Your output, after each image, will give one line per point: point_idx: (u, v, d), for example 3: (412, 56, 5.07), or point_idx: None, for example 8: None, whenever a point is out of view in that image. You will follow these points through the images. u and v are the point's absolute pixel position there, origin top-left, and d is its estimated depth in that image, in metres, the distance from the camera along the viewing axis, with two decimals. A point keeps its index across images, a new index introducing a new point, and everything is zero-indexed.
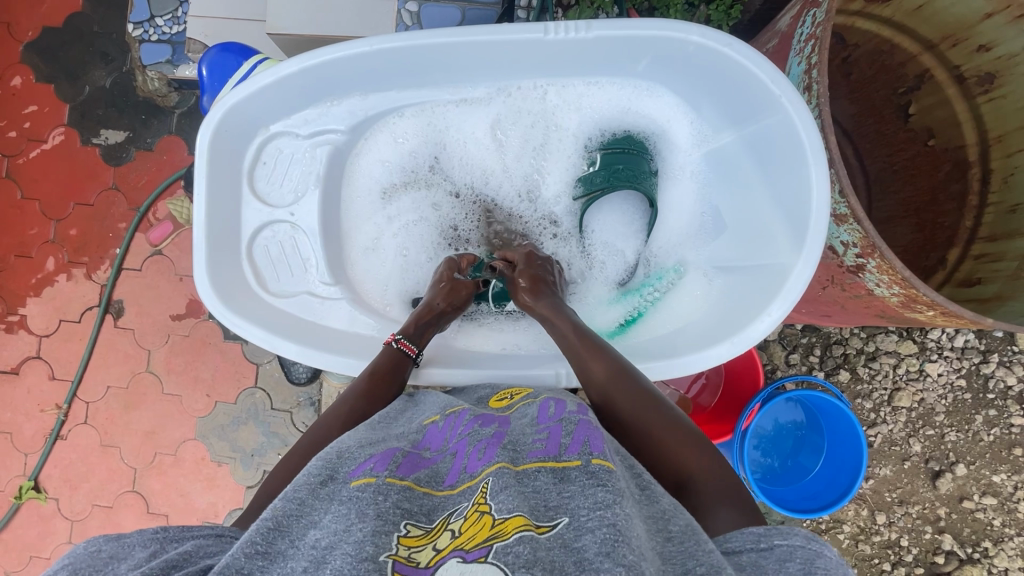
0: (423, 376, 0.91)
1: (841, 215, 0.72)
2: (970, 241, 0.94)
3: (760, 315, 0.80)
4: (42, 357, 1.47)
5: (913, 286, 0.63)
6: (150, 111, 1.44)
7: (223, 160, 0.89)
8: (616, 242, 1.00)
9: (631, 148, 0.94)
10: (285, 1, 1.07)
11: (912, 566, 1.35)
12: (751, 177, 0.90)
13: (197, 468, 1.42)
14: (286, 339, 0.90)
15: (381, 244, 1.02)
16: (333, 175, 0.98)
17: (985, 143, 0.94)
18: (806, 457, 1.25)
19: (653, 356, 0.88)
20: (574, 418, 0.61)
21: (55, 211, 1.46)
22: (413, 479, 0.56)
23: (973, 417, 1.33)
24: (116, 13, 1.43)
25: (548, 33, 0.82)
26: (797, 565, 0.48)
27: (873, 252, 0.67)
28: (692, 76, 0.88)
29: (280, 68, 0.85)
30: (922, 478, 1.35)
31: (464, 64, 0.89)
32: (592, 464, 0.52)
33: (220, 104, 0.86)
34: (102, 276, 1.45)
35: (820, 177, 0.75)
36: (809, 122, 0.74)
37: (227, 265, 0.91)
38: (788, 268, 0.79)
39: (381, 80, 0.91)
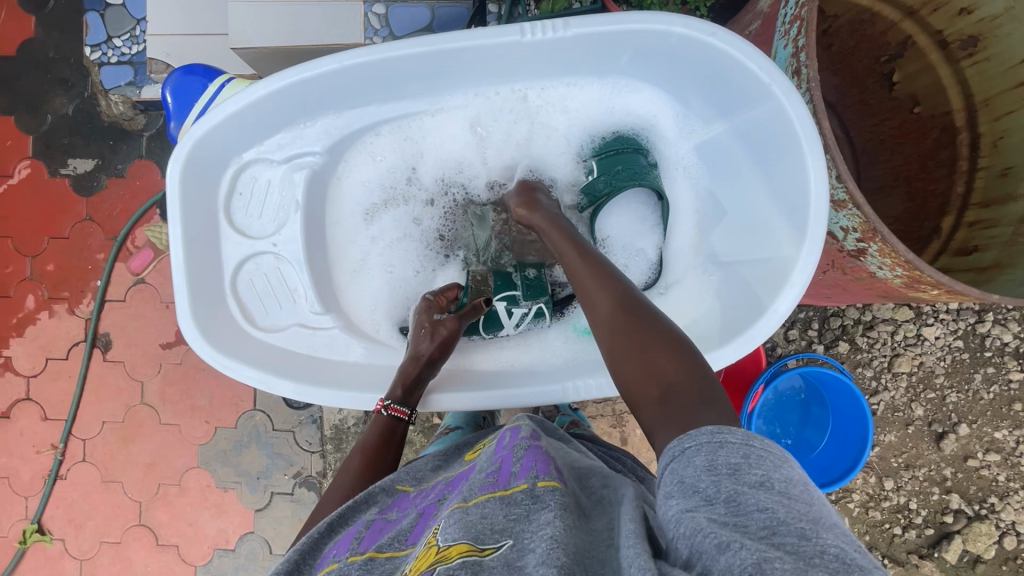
0: (433, 404, 0.90)
1: (840, 201, 0.71)
2: (962, 208, 0.93)
3: (766, 311, 0.79)
4: (32, 398, 1.43)
5: (917, 269, 0.62)
6: (117, 136, 1.39)
7: (196, 194, 0.86)
8: (633, 242, 0.96)
9: (627, 146, 0.92)
10: (245, 14, 1.03)
11: (922, 527, 1.37)
12: (745, 167, 0.89)
13: (203, 495, 1.40)
14: (281, 377, 0.88)
15: (371, 265, 1.00)
16: (314, 198, 0.95)
17: (971, 108, 0.93)
18: (811, 432, 1.26)
19: None
20: (525, 442, 0.62)
21: (29, 247, 1.42)
22: (374, 548, 0.56)
23: (972, 376, 1.35)
24: (70, 36, 1.37)
25: (525, 35, 0.79)
26: (703, 461, 0.45)
27: (874, 237, 0.66)
28: (676, 69, 0.86)
29: (248, 92, 0.81)
30: (927, 441, 1.36)
31: (439, 72, 0.86)
32: (538, 486, 0.53)
33: (187, 136, 0.83)
34: (85, 310, 1.41)
35: (815, 164, 0.73)
36: (802, 109, 0.72)
37: (211, 304, 0.89)
38: (789, 261, 0.78)
39: (356, 96, 0.88)
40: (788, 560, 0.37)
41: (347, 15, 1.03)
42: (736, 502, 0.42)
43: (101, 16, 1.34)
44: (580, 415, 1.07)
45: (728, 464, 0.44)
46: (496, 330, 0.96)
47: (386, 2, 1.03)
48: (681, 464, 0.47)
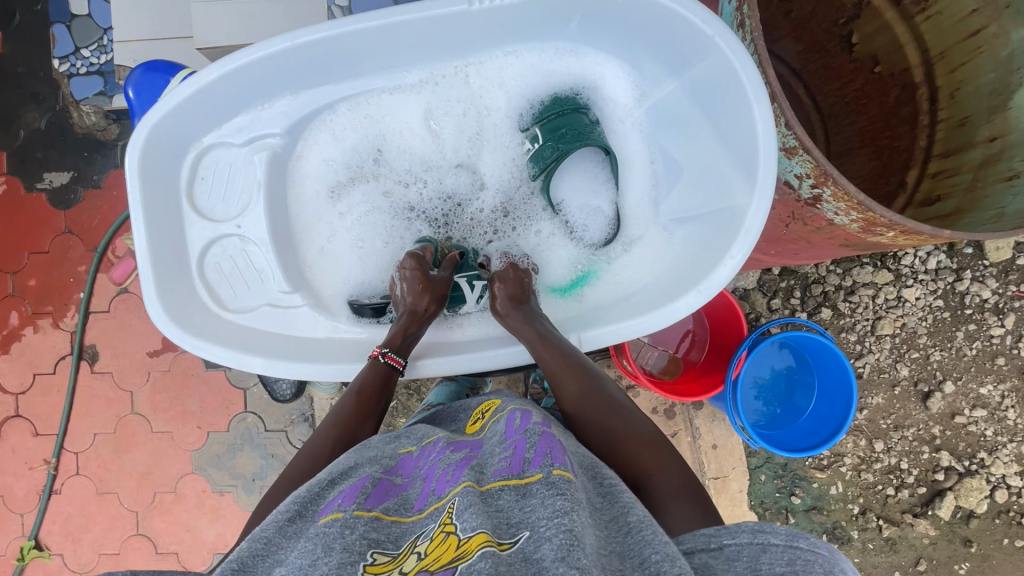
0: (418, 369, 0.91)
1: (790, 148, 0.71)
2: (926, 160, 0.94)
3: (722, 260, 0.80)
4: (22, 415, 1.43)
5: (870, 209, 0.64)
6: (91, 147, 1.38)
7: (157, 180, 0.87)
8: (589, 201, 0.98)
9: (566, 106, 0.93)
10: (207, 13, 1.03)
11: (914, 487, 1.38)
12: (697, 122, 0.90)
13: (200, 501, 1.39)
14: (251, 353, 0.89)
15: (336, 243, 1.00)
16: (277, 180, 0.96)
17: (928, 63, 0.94)
18: (799, 397, 1.27)
19: (630, 315, 0.89)
20: (538, 430, 0.62)
21: (10, 264, 1.42)
22: (381, 509, 0.57)
23: (954, 334, 1.36)
24: (37, 49, 1.37)
25: (472, 3, 0.80)
26: (744, 564, 0.47)
27: (826, 181, 0.67)
28: (624, 32, 0.88)
29: (201, 75, 0.82)
30: (914, 401, 1.38)
31: (393, 47, 0.87)
32: (553, 475, 0.52)
33: (144, 122, 0.83)
34: (70, 323, 1.41)
35: (762, 111, 0.74)
36: (744, 56, 0.74)
37: (179, 288, 0.89)
38: (743, 208, 0.79)
39: (311, 75, 0.89)
40: None
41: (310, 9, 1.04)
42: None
43: (68, 27, 1.35)
44: None
45: (772, 573, 0.46)
46: (458, 308, 0.99)
47: None
48: (722, 558, 0.49)
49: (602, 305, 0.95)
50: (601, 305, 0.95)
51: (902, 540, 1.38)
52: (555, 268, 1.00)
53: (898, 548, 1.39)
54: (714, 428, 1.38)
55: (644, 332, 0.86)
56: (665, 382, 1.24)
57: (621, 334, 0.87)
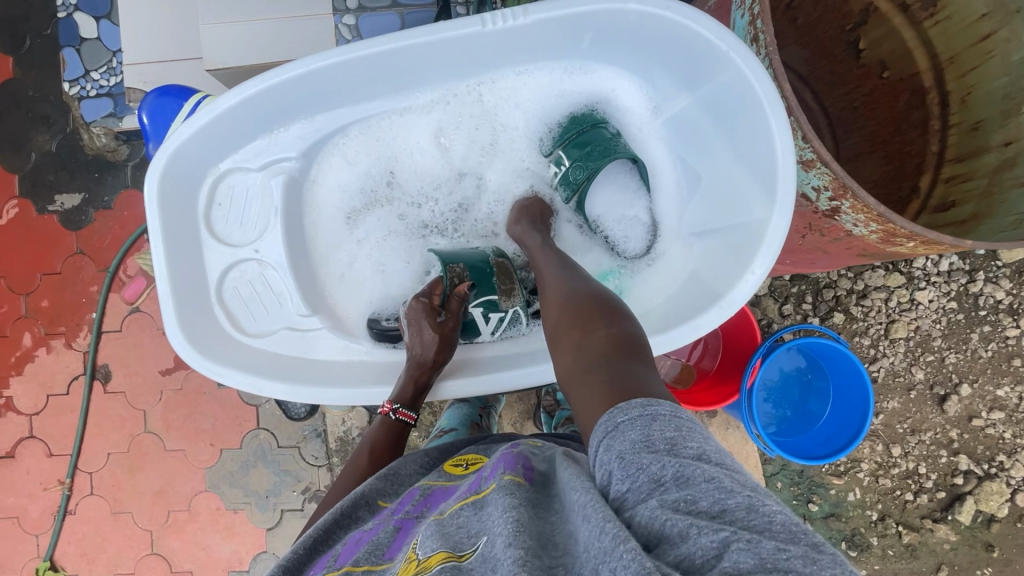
0: (445, 392, 0.91)
1: (808, 161, 0.72)
2: (938, 165, 0.93)
3: (743, 275, 0.80)
4: (36, 436, 1.43)
5: (890, 221, 0.63)
6: (102, 168, 1.40)
7: (175, 208, 0.87)
8: (625, 211, 0.98)
9: (587, 123, 0.94)
10: (217, 35, 1.04)
11: (933, 491, 1.36)
12: (712, 135, 0.90)
13: (214, 518, 1.39)
14: (272, 379, 0.88)
15: (353, 263, 1.01)
16: (293, 202, 0.97)
17: (938, 67, 0.93)
18: (814, 403, 1.26)
19: (680, 322, 0.86)
20: (500, 451, 0.62)
21: (23, 285, 1.43)
22: (352, 562, 0.57)
23: (969, 336, 1.35)
24: (48, 73, 1.39)
25: (486, 24, 0.81)
26: (639, 437, 0.46)
27: (845, 193, 0.67)
28: (637, 48, 0.88)
29: (217, 103, 0.82)
30: (930, 405, 1.36)
31: (407, 70, 0.88)
32: (504, 483, 0.52)
33: (162, 151, 0.84)
34: (83, 343, 1.42)
35: (780, 125, 0.74)
36: (760, 71, 0.74)
37: (199, 314, 0.89)
38: (761, 224, 0.79)
39: (327, 98, 0.90)
40: (739, 531, 0.37)
41: (317, 27, 1.05)
42: (677, 475, 0.42)
43: (78, 51, 1.37)
44: None
45: (663, 439, 0.45)
46: (473, 337, 0.97)
47: (355, 13, 1.05)
48: (618, 436, 0.47)
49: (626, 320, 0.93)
50: (650, 315, 0.92)
51: (922, 546, 1.37)
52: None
53: (919, 554, 1.37)
54: (729, 436, 1.37)
55: (668, 348, 0.83)
56: (680, 392, 1.23)
57: (677, 341, 0.83)
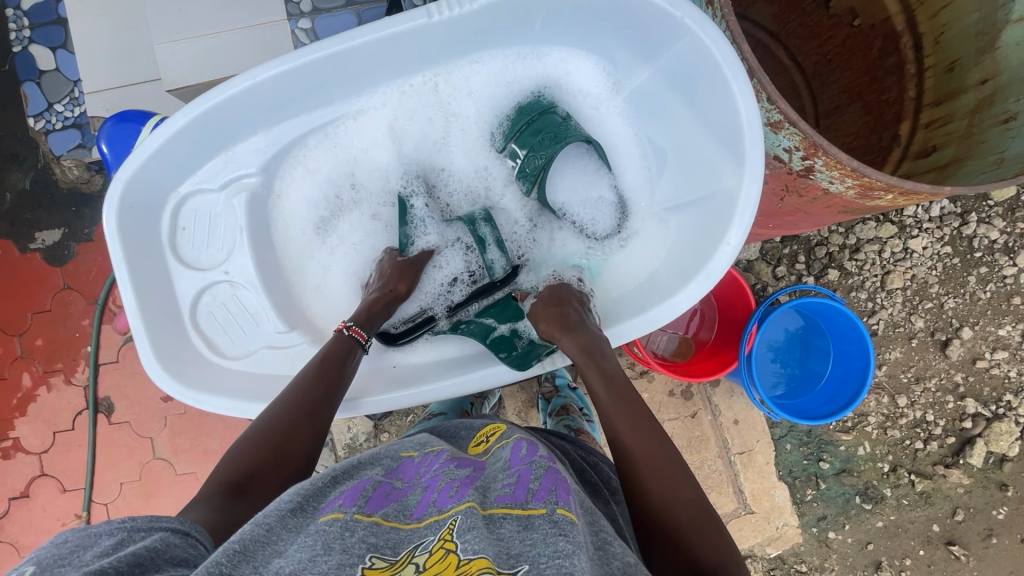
0: (365, 406, 0.89)
1: (776, 123, 0.69)
2: (917, 110, 0.91)
3: (719, 245, 0.78)
4: (48, 473, 1.44)
5: (865, 175, 0.62)
6: (79, 201, 1.39)
7: (138, 236, 0.86)
8: (589, 193, 0.96)
9: (534, 111, 0.92)
10: (170, 54, 1.02)
11: (943, 437, 1.37)
12: (676, 105, 0.87)
13: None
14: (254, 402, 0.88)
15: (328, 276, 0.99)
16: (258, 220, 0.95)
17: (908, 10, 0.91)
18: (816, 362, 1.24)
19: (656, 303, 0.86)
20: (545, 463, 0.61)
21: (15, 326, 1.42)
22: (381, 514, 0.54)
23: (966, 279, 1.34)
24: (12, 110, 1.37)
25: (432, 15, 0.79)
26: None
27: (817, 151, 0.65)
28: (592, 25, 0.86)
29: (166, 126, 0.81)
30: (933, 351, 1.36)
31: (358, 71, 0.87)
32: (556, 513, 0.51)
33: (117, 180, 0.83)
34: (81, 377, 1.42)
35: (742, 88, 0.72)
36: (717, 36, 0.73)
37: (174, 341, 0.89)
38: (734, 191, 0.77)
39: (281, 108, 0.88)
40: None
41: (273, 36, 1.03)
42: None
43: (39, 84, 1.35)
44: (580, 395, 1.12)
45: None
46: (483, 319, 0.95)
47: (310, 16, 1.03)
48: None
49: (605, 303, 0.95)
50: (627, 298, 0.93)
51: (936, 492, 1.37)
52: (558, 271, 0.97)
53: (934, 500, 1.37)
54: (734, 403, 1.37)
55: (648, 328, 0.85)
56: (677, 365, 1.23)
57: (653, 323, 0.85)
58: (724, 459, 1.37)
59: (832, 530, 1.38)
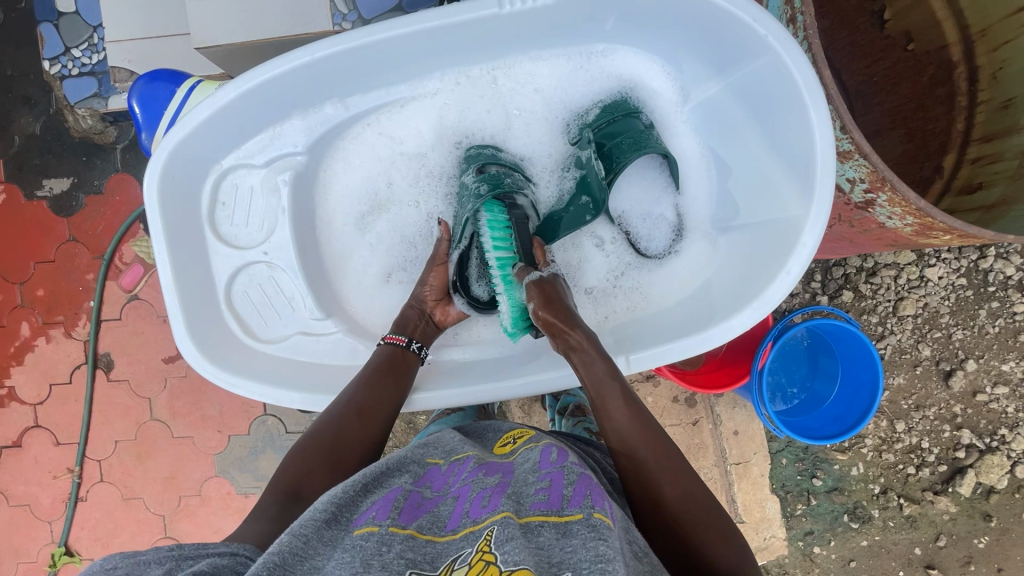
0: (417, 403, 0.90)
1: (846, 152, 0.71)
2: (964, 144, 0.90)
3: (778, 274, 0.78)
4: (42, 425, 1.42)
5: (928, 215, 0.63)
6: (90, 151, 1.34)
7: (178, 207, 0.86)
8: (650, 208, 0.95)
9: (618, 112, 0.90)
10: (203, 11, 0.99)
11: (935, 465, 1.39)
12: (746, 123, 0.86)
13: (225, 502, 1.40)
14: (287, 389, 0.88)
15: (369, 268, 0.99)
16: (301, 202, 0.95)
17: (967, 40, 0.90)
18: (821, 384, 1.26)
19: (708, 321, 0.84)
20: (575, 467, 0.60)
21: (17, 274, 1.39)
22: (415, 527, 0.54)
23: (977, 312, 1.34)
24: (27, 50, 1.32)
25: (503, 6, 0.78)
26: None
27: (883, 186, 0.66)
28: (665, 31, 0.85)
29: (216, 97, 0.80)
30: (935, 380, 1.37)
31: (411, 57, 0.85)
32: (593, 518, 0.51)
33: (161, 148, 0.82)
34: (82, 332, 1.39)
35: (820, 116, 0.72)
36: (801, 58, 0.71)
37: (208, 319, 0.89)
38: (800, 219, 0.77)
39: (336, 85, 0.86)
40: None
41: (312, 3, 0.99)
42: None
43: (57, 26, 1.29)
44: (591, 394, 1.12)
45: None
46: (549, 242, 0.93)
47: None
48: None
49: (639, 321, 0.93)
50: (673, 314, 0.91)
51: (922, 517, 1.40)
52: (590, 289, 0.96)
53: (919, 525, 1.40)
54: (736, 415, 1.38)
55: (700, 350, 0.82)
56: (688, 376, 1.23)
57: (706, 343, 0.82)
58: (720, 468, 1.38)
59: (817, 546, 1.41)
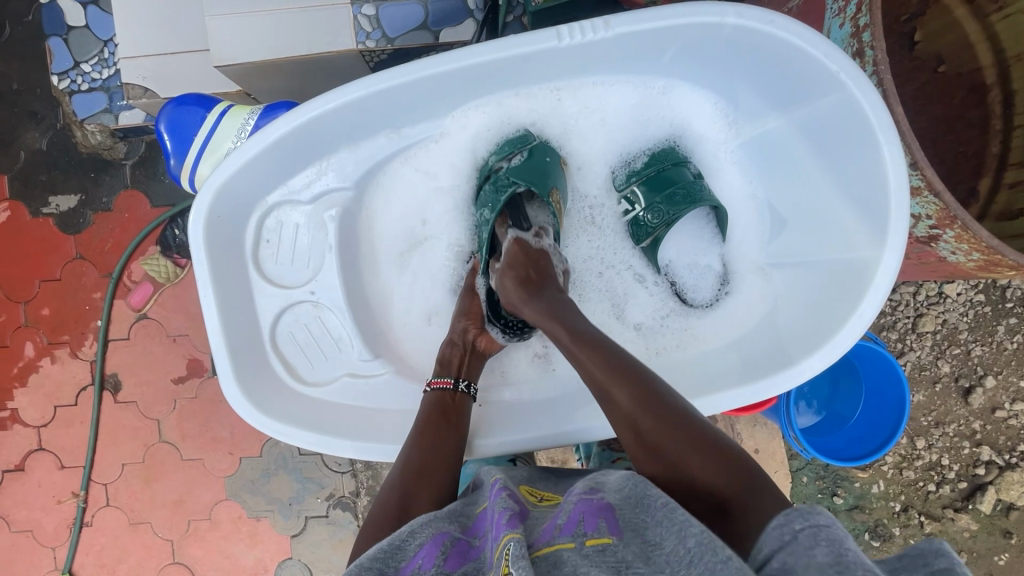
0: (477, 451, 0.88)
1: (914, 188, 0.73)
2: (1000, 168, 0.90)
3: (852, 315, 0.79)
4: (46, 448, 1.38)
5: (999, 253, 0.65)
6: (98, 167, 1.31)
7: (223, 247, 0.85)
8: (698, 258, 0.97)
9: (667, 161, 0.93)
10: (225, 30, 0.96)
11: (955, 482, 1.38)
12: (805, 159, 0.88)
13: (236, 526, 1.36)
14: (340, 437, 0.87)
15: (411, 307, 0.98)
16: (347, 240, 0.94)
17: (1002, 64, 0.90)
18: (843, 405, 1.25)
19: (769, 372, 0.84)
20: (581, 493, 0.59)
21: (21, 293, 1.35)
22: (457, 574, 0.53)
23: (996, 328, 1.34)
24: (34, 64, 1.29)
25: (563, 38, 0.77)
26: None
27: (952, 224, 0.69)
28: (724, 64, 0.85)
29: (267, 133, 0.79)
30: (954, 397, 1.37)
31: (460, 90, 0.85)
32: (588, 545, 0.50)
33: (207, 187, 0.81)
34: (89, 352, 1.36)
35: (894, 154, 0.73)
36: (874, 96, 0.72)
37: (253, 361, 0.88)
38: (873, 260, 0.78)
39: (392, 118, 0.86)
40: None
41: (334, 21, 0.97)
42: None
43: (66, 40, 1.26)
44: None
45: None
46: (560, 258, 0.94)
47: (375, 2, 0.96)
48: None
49: (689, 363, 0.93)
50: (729, 359, 0.91)
51: (942, 535, 1.39)
52: (638, 326, 0.97)
53: None
54: (756, 433, 1.37)
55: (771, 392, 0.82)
56: None
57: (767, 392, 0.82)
58: None
59: None
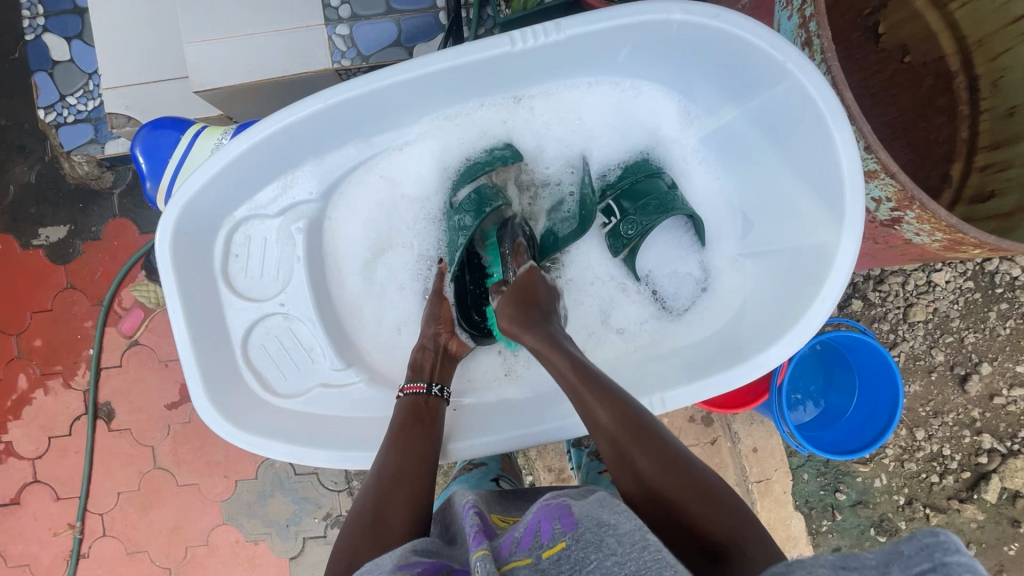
0: (452, 453, 0.88)
1: (872, 172, 0.73)
2: (971, 153, 0.92)
3: (813, 300, 0.79)
4: (41, 480, 1.38)
5: (960, 231, 0.65)
6: (87, 198, 1.33)
7: (191, 266, 0.86)
8: (677, 266, 0.97)
9: (641, 173, 0.94)
10: (201, 55, 0.98)
11: (959, 472, 1.36)
12: (763, 150, 0.89)
13: (234, 551, 1.35)
14: (314, 447, 0.87)
15: (380, 316, 0.98)
16: (315, 251, 0.95)
17: (965, 50, 0.92)
18: (837, 398, 1.24)
19: (741, 360, 0.85)
20: (550, 501, 0.57)
21: (13, 325, 1.36)
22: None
23: (987, 314, 1.34)
24: (21, 100, 1.31)
25: (516, 43, 0.79)
26: None
27: (911, 205, 0.69)
28: (679, 61, 0.86)
29: (229, 149, 0.80)
30: (951, 385, 1.36)
31: (422, 99, 0.86)
32: (549, 550, 0.48)
33: (172, 207, 0.82)
34: (82, 381, 1.36)
35: (844, 138, 0.74)
36: (821, 82, 0.73)
37: (226, 376, 0.89)
38: (831, 246, 0.79)
39: (354, 129, 0.88)
40: None
41: (308, 41, 0.99)
42: None
43: (51, 75, 1.29)
44: None
45: None
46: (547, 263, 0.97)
47: (349, 23, 0.99)
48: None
49: (664, 357, 0.94)
50: (704, 355, 0.91)
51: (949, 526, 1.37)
52: (622, 330, 0.97)
53: None
54: (753, 431, 1.36)
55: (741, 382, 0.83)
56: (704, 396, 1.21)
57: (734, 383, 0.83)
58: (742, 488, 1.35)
59: None
